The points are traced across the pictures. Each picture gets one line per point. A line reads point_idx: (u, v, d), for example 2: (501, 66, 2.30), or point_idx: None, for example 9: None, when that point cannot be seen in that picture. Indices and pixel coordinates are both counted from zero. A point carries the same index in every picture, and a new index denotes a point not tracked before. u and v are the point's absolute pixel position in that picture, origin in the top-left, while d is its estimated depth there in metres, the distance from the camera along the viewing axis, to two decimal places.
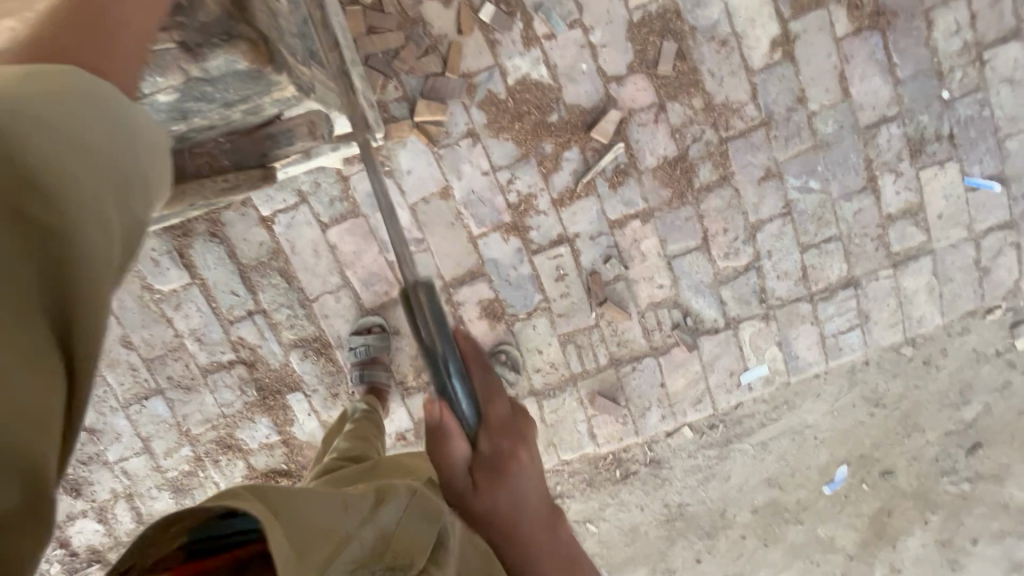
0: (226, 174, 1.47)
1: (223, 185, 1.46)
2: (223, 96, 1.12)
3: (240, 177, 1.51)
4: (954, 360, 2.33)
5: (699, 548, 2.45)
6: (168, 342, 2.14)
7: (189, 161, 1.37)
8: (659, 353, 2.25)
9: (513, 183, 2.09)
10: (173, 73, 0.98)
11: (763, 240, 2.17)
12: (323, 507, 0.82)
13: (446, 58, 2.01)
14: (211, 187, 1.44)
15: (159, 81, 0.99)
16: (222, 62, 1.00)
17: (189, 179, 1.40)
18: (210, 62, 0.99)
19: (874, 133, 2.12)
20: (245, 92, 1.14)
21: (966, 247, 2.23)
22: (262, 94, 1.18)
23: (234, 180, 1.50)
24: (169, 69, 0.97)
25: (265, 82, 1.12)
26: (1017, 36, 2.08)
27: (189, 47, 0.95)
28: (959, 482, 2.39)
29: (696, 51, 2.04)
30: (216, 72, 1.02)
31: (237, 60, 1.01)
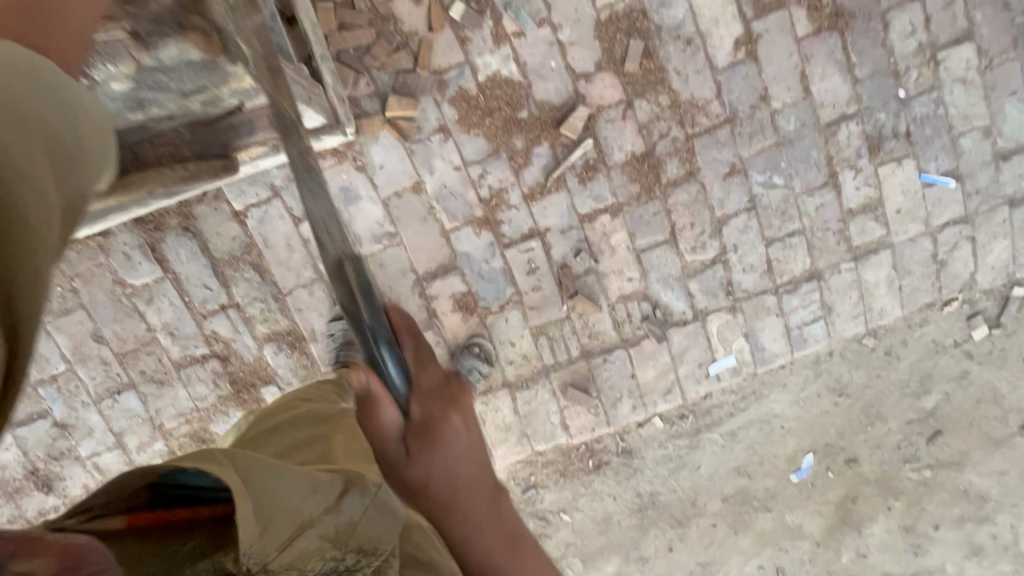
0: (186, 162, 1.54)
1: (182, 174, 1.52)
2: (179, 86, 1.24)
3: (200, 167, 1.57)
4: (914, 350, 2.42)
5: (671, 537, 2.50)
6: (140, 336, 2.14)
7: (150, 150, 1.44)
8: (629, 345, 2.30)
9: (484, 178, 2.13)
10: (124, 59, 1.09)
11: (729, 233, 2.23)
12: (291, 488, 0.87)
13: (417, 55, 2.04)
14: (170, 175, 1.50)
15: (111, 67, 1.09)
16: (173, 52, 1.13)
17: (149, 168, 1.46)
18: (162, 52, 1.12)
19: (834, 130, 2.19)
20: (200, 82, 1.26)
21: (924, 241, 2.31)
22: (219, 85, 1.31)
23: (194, 169, 1.55)
24: (121, 56, 1.08)
25: (222, 72, 1.26)
26: (969, 38, 2.17)
27: (140, 36, 1.09)
28: (920, 469, 2.46)
29: (663, 50, 2.10)
30: (168, 60, 1.14)
31: (187, 48, 1.14)
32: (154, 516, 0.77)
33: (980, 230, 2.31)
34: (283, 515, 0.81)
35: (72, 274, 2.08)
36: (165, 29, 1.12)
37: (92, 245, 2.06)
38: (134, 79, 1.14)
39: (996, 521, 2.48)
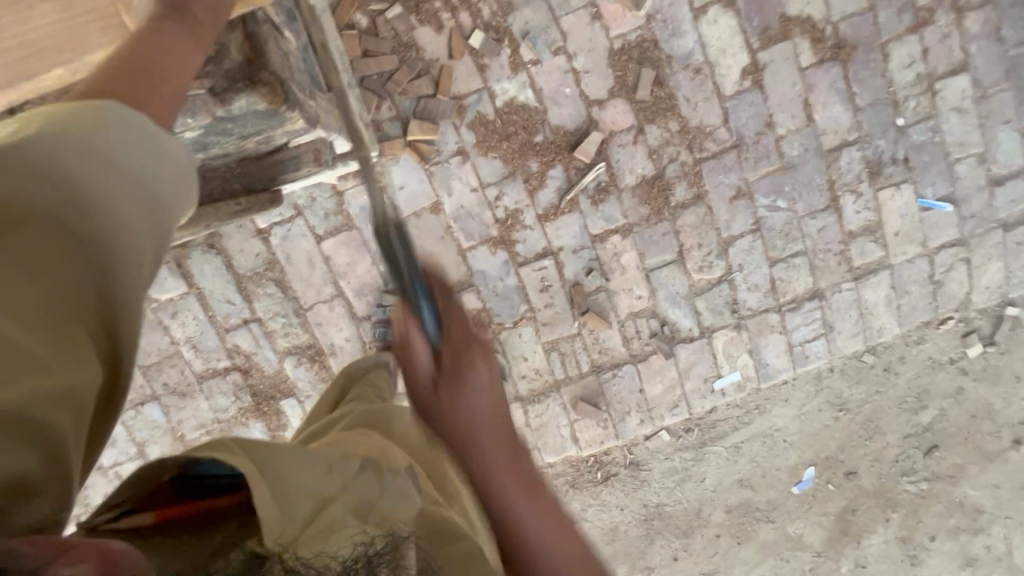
0: (239, 197, 1.62)
1: (234, 208, 1.62)
2: (241, 130, 1.31)
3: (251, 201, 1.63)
4: (911, 367, 2.50)
5: (676, 546, 2.57)
6: (164, 349, 2.20)
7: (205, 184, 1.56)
8: (638, 360, 2.37)
9: (500, 199, 2.20)
10: (202, 114, 1.18)
11: (734, 254, 2.31)
12: (305, 475, 0.84)
13: (438, 81, 2.12)
14: (223, 210, 1.60)
15: (189, 121, 1.18)
16: (243, 105, 1.20)
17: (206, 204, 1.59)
18: (235, 106, 1.19)
19: (836, 156, 2.28)
20: (261, 126, 1.32)
21: (921, 262, 2.40)
22: (275, 128, 1.36)
23: (245, 204, 1.64)
24: (200, 112, 1.17)
25: (280, 117, 1.30)
26: (965, 69, 2.27)
27: (216, 92, 1.17)
28: (917, 482, 2.54)
29: (673, 78, 2.19)
30: (238, 111, 1.21)
31: (256, 102, 1.20)
32: (177, 511, 0.76)
33: (975, 252, 2.41)
34: (297, 496, 0.79)
35: None
36: (239, 84, 1.18)
37: None
38: (204, 128, 1.24)
39: (991, 532, 2.56)
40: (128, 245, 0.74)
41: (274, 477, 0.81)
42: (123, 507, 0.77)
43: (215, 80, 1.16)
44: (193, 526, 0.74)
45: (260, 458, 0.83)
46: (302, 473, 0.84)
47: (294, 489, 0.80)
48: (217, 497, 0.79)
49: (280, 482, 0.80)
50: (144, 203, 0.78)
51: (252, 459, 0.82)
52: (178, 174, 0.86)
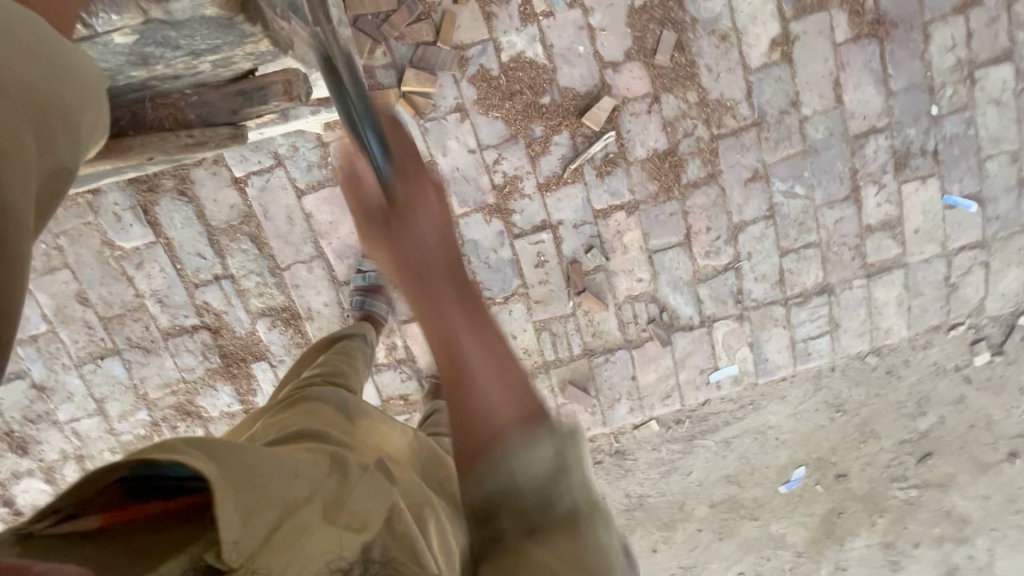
0: (192, 130, 1.42)
1: (185, 141, 1.41)
2: (188, 43, 1.13)
3: (205, 134, 1.43)
4: (915, 371, 2.39)
5: (656, 538, 2.49)
6: (127, 302, 2.05)
7: (153, 110, 1.37)
8: (633, 346, 2.25)
9: (499, 163, 2.04)
10: (131, 12, 1.00)
11: (744, 241, 2.17)
12: (268, 468, 0.74)
13: (439, 28, 1.94)
14: (172, 142, 1.40)
15: (114, 19, 1.00)
16: (186, 6, 1.02)
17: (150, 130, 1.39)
18: (173, 7, 1.01)
19: (862, 143, 2.12)
20: (215, 40, 1.15)
21: (938, 263, 2.27)
22: (233, 47, 1.20)
23: (200, 138, 1.43)
24: (126, 7, 0.99)
25: (236, 31, 1.13)
26: (1009, 58, 2.10)
27: None
28: (907, 488, 2.45)
29: (696, 44, 2.01)
30: (179, 14, 1.03)
31: (202, 4, 1.02)
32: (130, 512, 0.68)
33: (995, 256, 2.28)
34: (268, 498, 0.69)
35: (57, 232, 1.98)
36: None
37: (80, 203, 1.95)
38: (139, 33, 1.06)
39: (975, 543, 2.50)
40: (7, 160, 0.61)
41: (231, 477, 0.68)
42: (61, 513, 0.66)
43: None
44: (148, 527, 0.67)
45: (226, 459, 0.70)
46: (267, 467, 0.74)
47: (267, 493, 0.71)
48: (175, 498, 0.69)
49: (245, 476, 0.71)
50: (38, 120, 0.68)
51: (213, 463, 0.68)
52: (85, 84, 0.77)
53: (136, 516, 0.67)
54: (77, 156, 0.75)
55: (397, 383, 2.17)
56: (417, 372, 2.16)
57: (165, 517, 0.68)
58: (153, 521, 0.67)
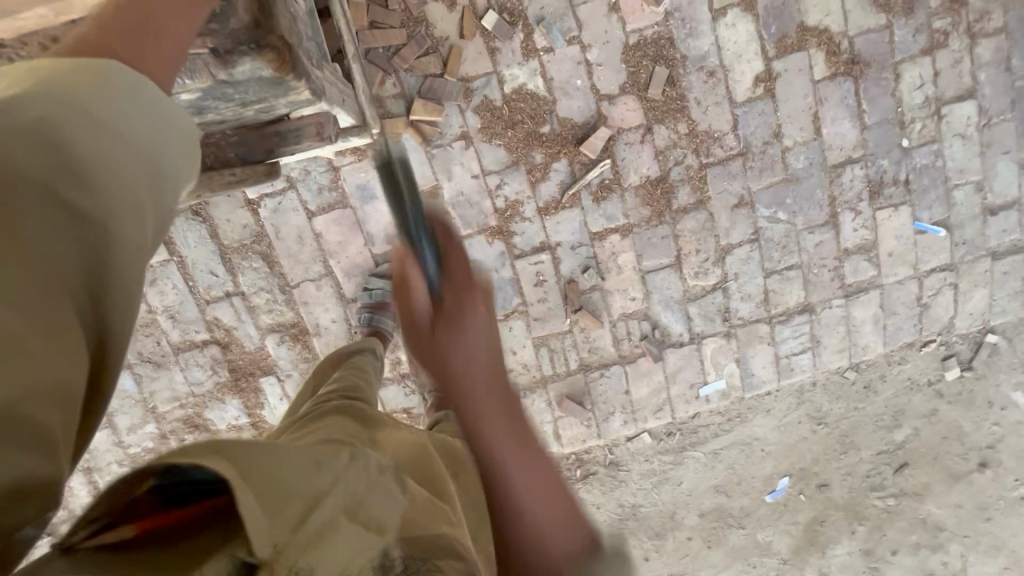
0: (232, 167, 1.57)
1: (227, 178, 1.57)
2: (242, 97, 1.23)
3: (246, 172, 1.59)
4: (891, 386, 2.53)
5: (648, 547, 2.58)
6: (140, 317, 2.12)
7: (196, 150, 1.48)
8: (627, 361, 2.36)
9: (501, 188, 2.15)
10: (201, 76, 1.11)
11: (731, 262, 2.31)
12: (291, 467, 0.73)
13: (446, 61, 2.06)
14: (216, 180, 1.56)
15: (186, 82, 1.11)
16: (247, 68, 1.12)
17: (199, 173, 1.54)
18: (237, 69, 1.11)
19: (840, 172, 2.28)
20: (263, 93, 1.24)
21: (911, 284, 2.43)
22: (278, 97, 1.29)
23: (240, 174, 1.59)
24: (199, 73, 1.11)
25: (284, 86, 1.23)
26: (972, 96, 2.27)
27: (219, 54, 1.08)
28: (885, 497, 2.57)
29: (686, 79, 2.15)
30: (241, 75, 1.14)
31: (261, 67, 1.12)
32: (164, 519, 0.67)
33: (962, 278, 2.44)
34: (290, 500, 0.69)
35: None
36: (243, 45, 1.08)
37: None
38: (201, 91, 1.16)
39: (949, 550, 2.59)
40: (120, 216, 0.60)
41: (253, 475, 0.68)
42: (100, 522, 0.66)
43: (218, 41, 1.07)
44: (181, 536, 0.66)
45: (249, 456, 0.70)
46: (290, 469, 0.73)
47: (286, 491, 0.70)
48: (207, 500, 0.69)
49: (262, 475, 0.69)
50: (149, 170, 0.65)
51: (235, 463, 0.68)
52: (184, 133, 0.73)
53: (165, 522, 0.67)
54: (177, 202, 0.71)
55: (401, 396, 2.25)
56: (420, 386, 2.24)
57: (197, 522, 0.67)
58: (178, 531, 0.66)
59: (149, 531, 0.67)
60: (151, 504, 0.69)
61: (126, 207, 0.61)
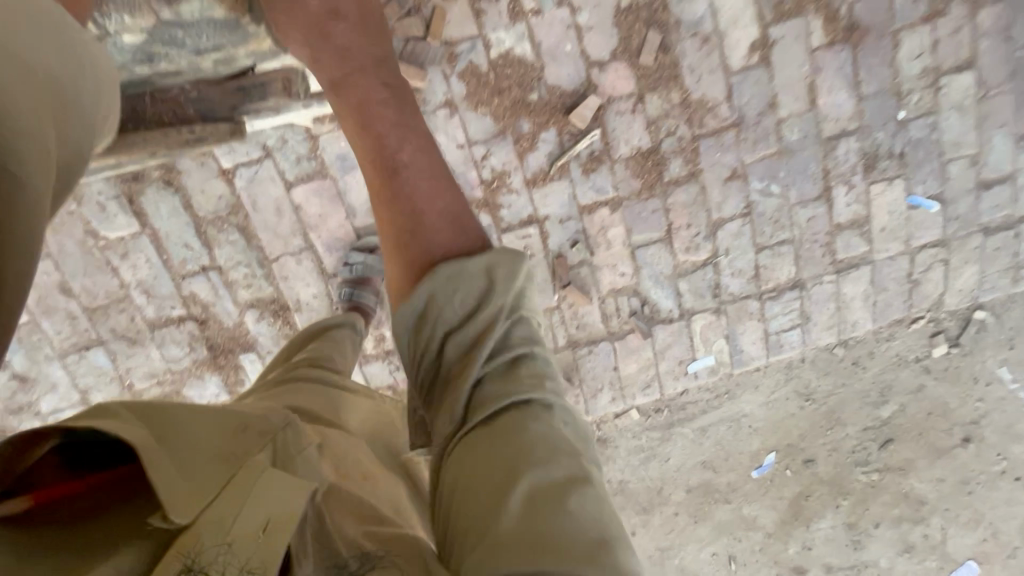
0: (193, 124, 1.56)
1: (186, 137, 1.56)
2: (195, 43, 1.35)
3: (206, 130, 1.56)
4: (879, 362, 2.53)
5: (634, 522, 2.58)
6: (112, 292, 2.04)
7: (154, 105, 1.54)
8: (615, 338, 2.33)
9: (487, 159, 2.08)
10: (144, 12, 1.25)
11: (722, 237, 2.26)
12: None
13: (429, 23, 1.97)
14: (174, 138, 1.55)
15: (127, 19, 1.25)
16: (196, 8, 1.28)
17: (157, 129, 1.54)
18: (184, 7, 1.27)
19: (834, 145, 2.22)
20: (218, 39, 1.36)
21: (902, 260, 2.40)
22: (235, 45, 1.40)
23: (201, 132, 1.57)
24: (140, 9, 1.25)
25: (241, 32, 1.37)
26: (971, 66, 2.22)
27: None
28: (869, 472, 2.57)
29: (679, 45, 2.07)
30: (190, 16, 1.29)
31: (211, 6, 1.28)
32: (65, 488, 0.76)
33: (954, 254, 2.41)
34: (206, 478, 0.81)
35: None
36: None
37: None
38: (149, 34, 1.30)
39: (931, 523, 2.59)
40: (17, 139, 0.59)
41: (162, 449, 0.79)
42: (2, 490, 0.73)
43: None
44: (88, 502, 0.77)
45: (145, 431, 0.79)
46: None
47: (194, 479, 0.79)
48: (105, 471, 0.80)
49: (174, 450, 0.80)
50: (55, 107, 0.68)
51: (140, 432, 0.79)
52: (95, 74, 0.78)
53: (74, 490, 0.77)
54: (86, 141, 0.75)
55: (385, 373, 2.21)
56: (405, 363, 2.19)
57: (99, 490, 0.79)
58: (96, 495, 0.78)
59: (53, 501, 0.75)
60: (53, 464, 0.78)
61: (33, 131, 0.62)
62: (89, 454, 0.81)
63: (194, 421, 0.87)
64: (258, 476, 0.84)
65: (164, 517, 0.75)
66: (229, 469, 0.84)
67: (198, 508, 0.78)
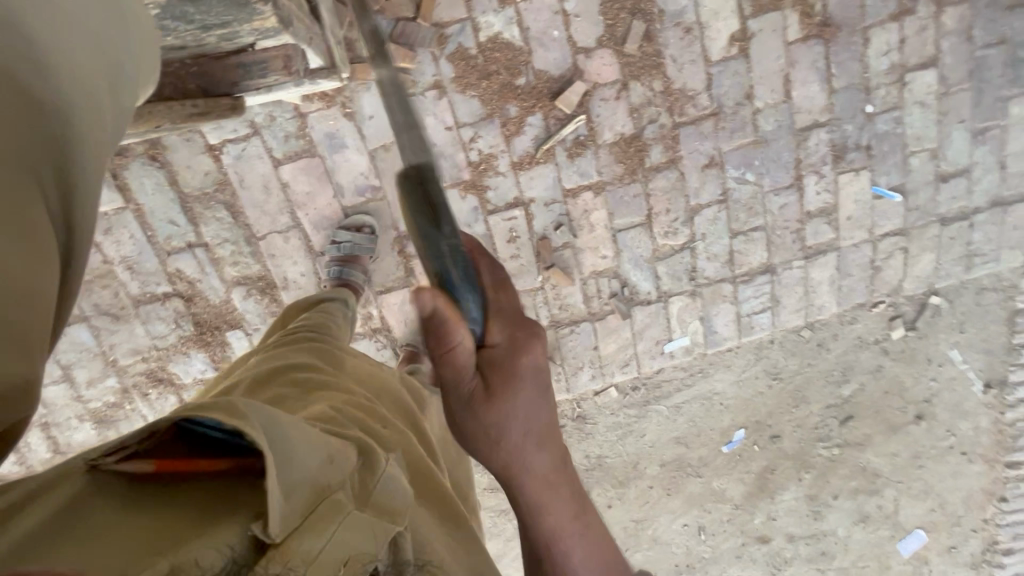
0: (195, 99, 1.59)
1: (188, 110, 1.57)
2: (203, 19, 1.32)
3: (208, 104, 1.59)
4: (842, 344, 2.68)
5: (611, 495, 2.70)
6: (95, 268, 2.03)
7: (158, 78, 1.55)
8: (596, 318, 2.42)
9: (475, 141, 2.13)
10: None
11: (699, 223, 2.36)
12: (308, 450, 0.80)
13: (419, 5, 1.99)
14: (176, 111, 1.56)
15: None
16: None
17: (160, 102, 1.56)
18: None
19: (806, 136, 2.33)
20: (227, 17, 1.33)
21: (866, 247, 2.54)
22: (242, 22, 1.36)
23: (202, 107, 1.59)
24: None
25: (249, 8, 1.31)
26: (934, 64, 2.34)
27: None
28: (829, 446, 2.74)
29: (663, 35, 2.14)
30: None
31: None
32: (178, 465, 0.74)
33: (913, 242, 2.57)
34: (305, 483, 0.76)
35: None
36: None
37: None
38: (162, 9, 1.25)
39: (884, 493, 2.78)
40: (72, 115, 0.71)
41: (277, 459, 0.74)
42: (128, 451, 0.74)
43: None
44: (199, 480, 0.75)
45: (266, 433, 0.75)
46: (306, 454, 0.79)
47: (299, 479, 0.75)
48: (220, 458, 0.76)
49: (285, 463, 0.75)
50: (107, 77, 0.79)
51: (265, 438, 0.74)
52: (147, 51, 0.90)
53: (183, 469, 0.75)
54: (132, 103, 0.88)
55: (372, 351, 2.25)
56: (392, 341, 2.24)
57: (209, 474, 0.75)
58: (198, 473, 0.75)
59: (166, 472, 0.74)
60: (175, 443, 0.77)
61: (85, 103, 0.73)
62: (201, 434, 0.77)
63: (291, 428, 0.81)
64: (349, 511, 0.77)
65: (263, 528, 0.69)
66: (326, 482, 0.79)
67: (297, 519, 0.72)
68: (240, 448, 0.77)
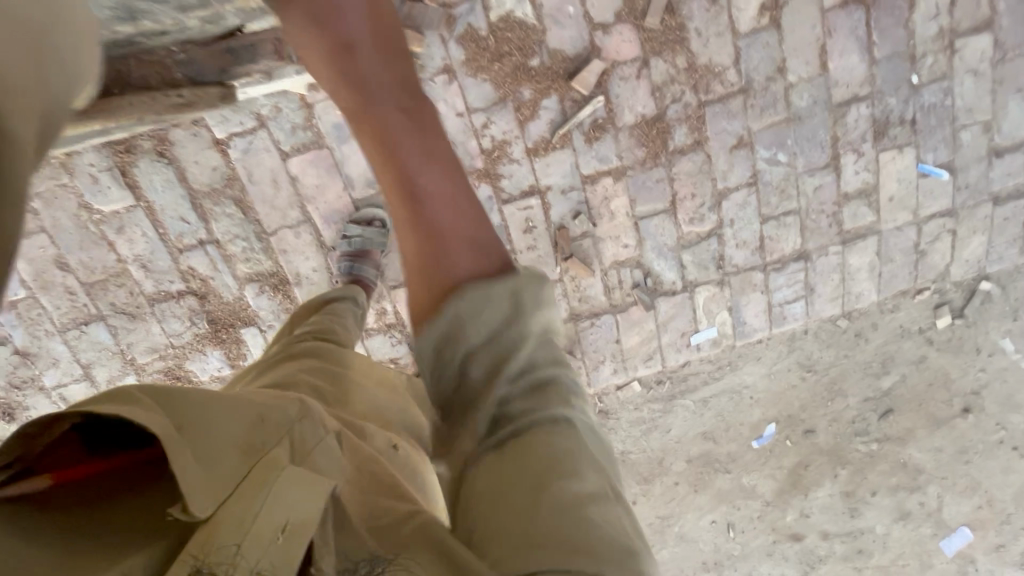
0: (180, 89, 1.58)
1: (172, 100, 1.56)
2: None
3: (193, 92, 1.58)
4: (882, 334, 2.52)
5: (636, 491, 2.61)
6: (110, 267, 2.02)
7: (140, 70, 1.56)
8: (617, 310, 2.32)
9: (487, 127, 2.03)
10: None
11: (727, 208, 2.22)
12: (227, 421, 0.76)
13: None
14: (159, 101, 1.55)
15: None
16: None
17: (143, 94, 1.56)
18: None
19: (845, 111, 2.16)
20: None
21: (910, 231, 2.37)
22: None
23: (189, 96, 1.58)
24: None
25: None
26: (989, 28, 2.14)
27: None
28: (868, 442, 2.59)
29: (686, 6, 2.00)
30: None
31: None
32: (85, 468, 0.69)
33: (962, 224, 2.38)
34: (225, 450, 0.73)
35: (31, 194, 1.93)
36: None
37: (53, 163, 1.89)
38: None
39: (927, 491, 2.61)
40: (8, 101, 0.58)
41: (190, 435, 0.70)
42: (18, 467, 0.66)
43: None
44: (114, 483, 0.71)
45: (176, 411, 0.71)
46: (225, 424, 0.75)
47: (221, 445, 0.73)
48: (133, 452, 0.71)
49: (205, 435, 0.72)
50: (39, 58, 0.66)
51: (167, 414, 0.70)
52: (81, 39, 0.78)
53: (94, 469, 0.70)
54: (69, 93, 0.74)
55: (387, 347, 2.20)
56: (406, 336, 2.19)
57: (123, 474, 0.71)
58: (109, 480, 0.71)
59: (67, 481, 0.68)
60: (72, 445, 0.71)
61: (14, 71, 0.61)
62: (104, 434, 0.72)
63: (216, 400, 0.77)
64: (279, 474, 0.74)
65: (183, 508, 0.66)
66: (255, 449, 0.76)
67: (218, 497, 0.69)
68: (150, 437, 0.72)
